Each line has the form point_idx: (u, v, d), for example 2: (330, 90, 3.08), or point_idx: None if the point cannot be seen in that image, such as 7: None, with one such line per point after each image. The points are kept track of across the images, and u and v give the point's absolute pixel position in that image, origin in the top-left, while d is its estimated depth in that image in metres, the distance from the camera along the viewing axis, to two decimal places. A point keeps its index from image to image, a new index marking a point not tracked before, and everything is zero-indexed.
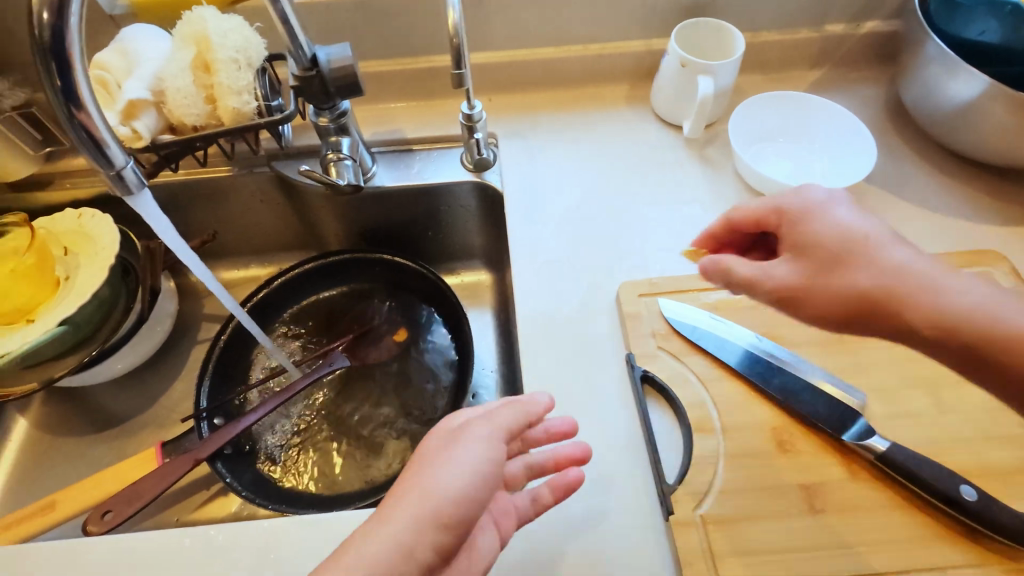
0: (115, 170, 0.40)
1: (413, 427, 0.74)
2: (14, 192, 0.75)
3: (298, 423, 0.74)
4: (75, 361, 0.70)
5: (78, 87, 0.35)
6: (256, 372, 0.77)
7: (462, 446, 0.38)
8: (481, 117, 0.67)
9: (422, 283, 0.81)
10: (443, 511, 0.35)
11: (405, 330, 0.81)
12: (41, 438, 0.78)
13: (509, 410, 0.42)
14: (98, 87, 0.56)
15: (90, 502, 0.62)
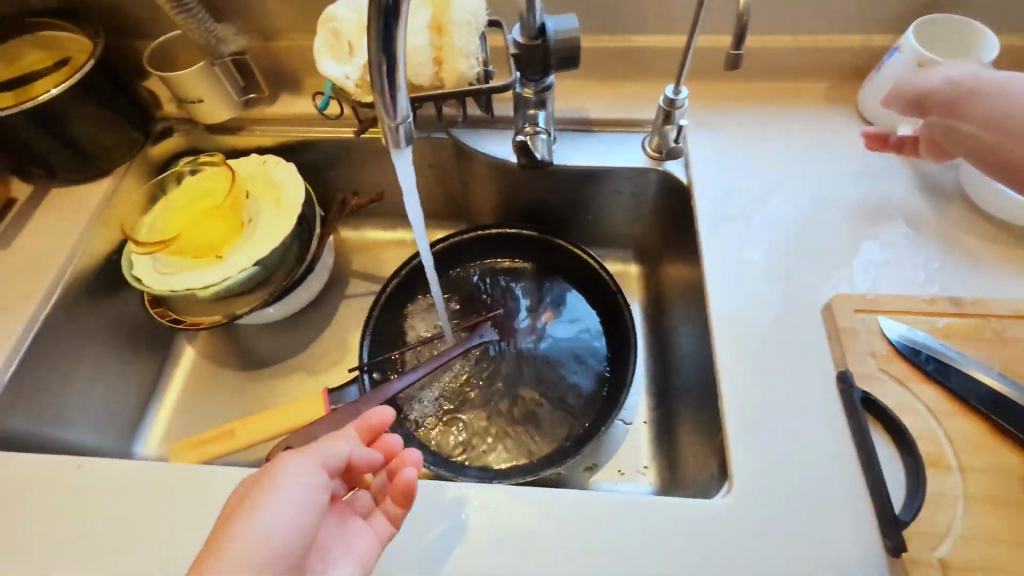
0: (394, 121, 0.40)
1: (561, 410, 0.73)
2: (210, 133, 0.79)
3: (447, 389, 0.75)
4: (254, 301, 0.73)
5: (396, 35, 0.36)
6: (409, 335, 0.78)
7: (286, 498, 0.39)
8: (684, 103, 0.64)
9: (577, 267, 0.80)
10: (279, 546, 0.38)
11: (555, 313, 0.80)
12: (201, 368, 0.82)
13: (338, 445, 0.45)
14: (333, 39, 0.57)
15: (265, 436, 0.67)
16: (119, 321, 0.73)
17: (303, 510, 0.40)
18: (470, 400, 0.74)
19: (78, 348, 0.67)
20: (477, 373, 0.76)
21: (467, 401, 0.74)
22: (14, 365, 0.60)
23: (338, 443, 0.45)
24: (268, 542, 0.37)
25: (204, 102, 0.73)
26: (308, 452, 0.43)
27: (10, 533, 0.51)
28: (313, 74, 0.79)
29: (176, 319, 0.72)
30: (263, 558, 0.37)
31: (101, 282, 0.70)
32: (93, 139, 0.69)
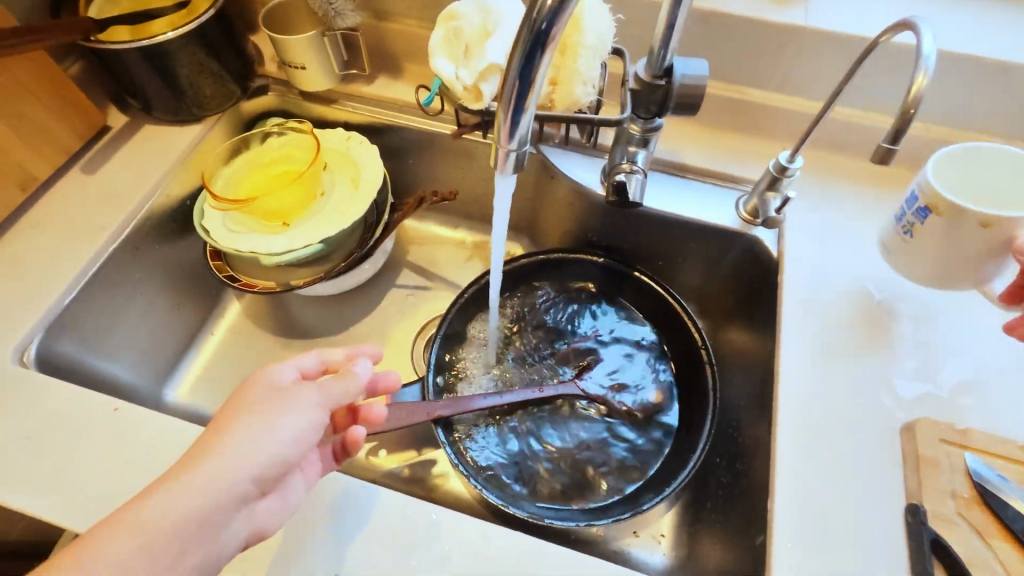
0: (511, 146, 0.38)
1: (622, 462, 0.67)
2: (304, 99, 0.79)
3: (511, 412, 0.70)
4: (308, 276, 0.73)
5: (537, 65, 0.35)
6: (477, 348, 0.75)
7: (280, 415, 0.44)
8: (795, 174, 0.60)
9: (654, 306, 0.75)
10: (248, 468, 0.41)
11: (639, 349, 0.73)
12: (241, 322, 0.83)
13: (282, 370, 0.48)
14: (452, 36, 0.56)
15: None
16: (176, 264, 0.73)
17: (236, 471, 0.41)
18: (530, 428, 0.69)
19: (137, 286, 0.68)
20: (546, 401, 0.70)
21: (525, 429, 0.69)
22: (74, 291, 0.62)
23: (311, 359, 0.51)
24: (209, 482, 0.40)
25: (306, 70, 0.73)
26: (268, 390, 0.45)
27: (33, 460, 0.50)
28: (417, 62, 0.78)
29: (231, 276, 0.72)
30: (162, 534, 0.37)
31: (171, 224, 0.71)
32: (194, 87, 0.70)
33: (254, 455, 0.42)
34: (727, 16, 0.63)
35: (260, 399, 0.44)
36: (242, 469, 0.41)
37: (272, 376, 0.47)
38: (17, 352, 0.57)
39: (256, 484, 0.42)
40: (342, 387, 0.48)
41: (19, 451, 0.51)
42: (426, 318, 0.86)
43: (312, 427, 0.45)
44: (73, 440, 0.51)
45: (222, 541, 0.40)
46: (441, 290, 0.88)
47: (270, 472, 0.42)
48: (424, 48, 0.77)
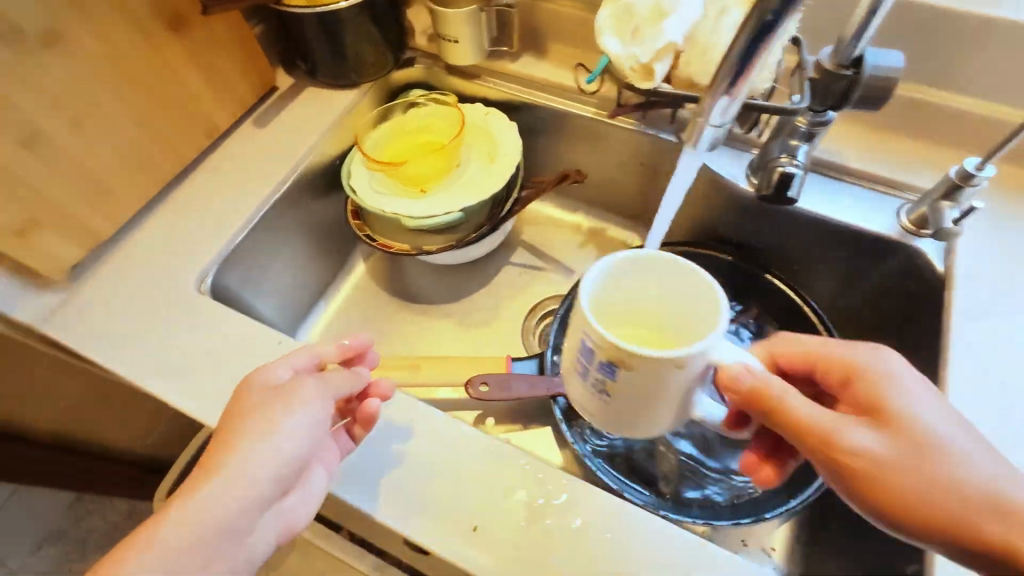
0: (707, 123, 0.41)
1: (736, 469, 0.66)
2: (449, 73, 0.81)
3: None
4: (439, 243, 0.76)
5: (769, 40, 0.35)
6: None
7: (283, 418, 0.44)
8: (981, 184, 0.55)
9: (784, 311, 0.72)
10: (262, 470, 0.42)
11: None
12: (365, 282, 0.87)
13: (275, 371, 0.48)
14: (624, 13, 0.55)
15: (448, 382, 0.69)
16: (320, 219, 0.79)
17: (249, 474, 0.41)
18: None
19: (288, 235, 0.74)
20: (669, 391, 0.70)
21: None
22: (244, 231, 0.67)
23: (305, 357, 0.51)
24: (220, 490, 0.40)
25: (458, 44, 0.75)
26: (264, 392, 0.46)
27: (209, 379, 0.55)
28: (563, 43, 0.79)
29: (369, 236, 0.76)
30: (184, 548, 0.38)
31: (322, 181, 0.76)
32: (357, 54, 0.74)
33: (261, 459, 0.42)
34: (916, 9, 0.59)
35: (262, 399, 0.45)
36: (254, 472, 0.41)
37: (268, 377, 0.48)
38: (197, 281, 0.62)
39: (273, 485, 0.42)
40: (341, 381, 0.49)
41: (198, 369, 0.56)
42: (535, 299, 0.87)
43: (319, 420, 0.45)
44: (241, 365, 0.56)
45: (248, 546, 0.41)
46: (553, 272, 0.89)
47: (284, 473, 0.43)
48: (572, 29, 0.77)
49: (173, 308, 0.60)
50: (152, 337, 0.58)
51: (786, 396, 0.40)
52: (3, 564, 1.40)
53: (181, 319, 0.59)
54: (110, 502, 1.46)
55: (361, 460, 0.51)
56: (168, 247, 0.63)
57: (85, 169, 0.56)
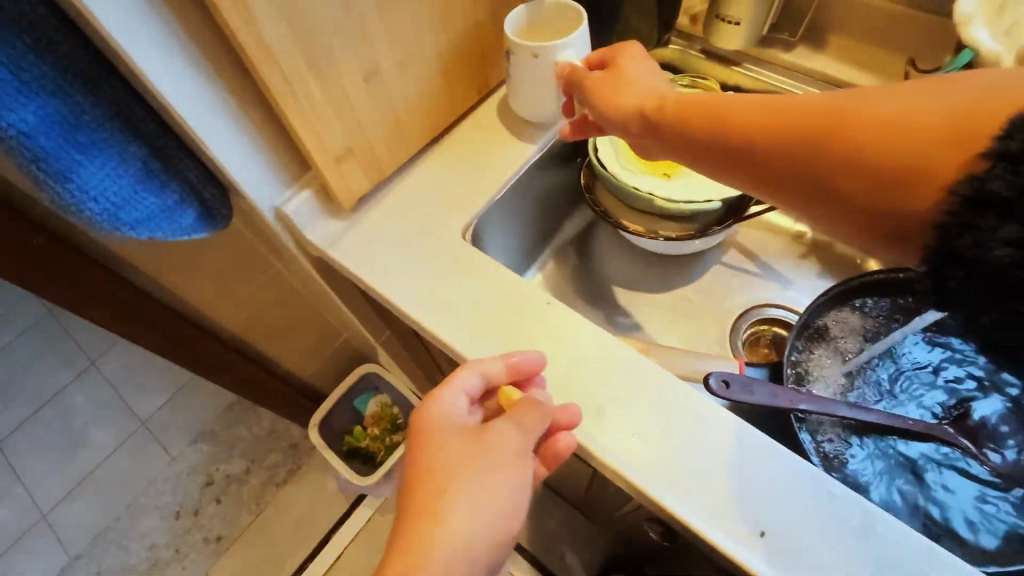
0: None
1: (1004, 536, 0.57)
2: (704, 57, 0.78)
3: (870, 434, 0.62)
4: (677, 229, 0.73)
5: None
6: (824, 352, 0.69)
7: (493, 469, 0.45)
8: None
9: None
10: (485, 532, 0.43)
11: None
12: (570, 256, 0.87)
13: (456, 402, 0.50)
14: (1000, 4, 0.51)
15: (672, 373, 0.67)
16: (551, 187, 0.79)
17: (475, 536, 0.43)
18: (886, 463, 0.62)
19: (527, 200, 0.75)
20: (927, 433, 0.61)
21: (879, 459, 0.62)
22: (503, 189, 0.67)
23: (474, 378, 0.51)
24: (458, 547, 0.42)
25: (738, 26, 0.71)
26: (461, 437, 0.48)
27: (478, 327, 0.57)
28: (849, 36, 0.72)
29: (604, 212, 0.74)
30: None
31: (567, 150, 0.76)
32: (630, 27, 0.72)
33: (486, 520, 0.44)
34: None
35: (465, 447, 0.46)
36: (479, 534, 0.43)
37: (450, 416, 0.50)
38: (463, 228, 0.64)
39: (496, 544, 0.44)
40: (534, 421, 0.47)
41: (465, 313, 0.58)
42: (746, 304, 0.83)
43: (524, 479, 0.46)
44: (507, 316, 0.58)
45: None
46: (768, 281, 0.84)
47: (501, 534, 0.44)
48: (867, 22, 0.70)
49: (443, 252, 0.62)
50: (423, 275, 0.61)
51: (591, 72, 0.59)
52: (166, 451, 1.57)
53: (451, 264, 0.61)
54: (256, 416, 1.60)
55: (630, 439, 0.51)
56: (438, 192, 0.66)
57: (397, 108, 0.59)
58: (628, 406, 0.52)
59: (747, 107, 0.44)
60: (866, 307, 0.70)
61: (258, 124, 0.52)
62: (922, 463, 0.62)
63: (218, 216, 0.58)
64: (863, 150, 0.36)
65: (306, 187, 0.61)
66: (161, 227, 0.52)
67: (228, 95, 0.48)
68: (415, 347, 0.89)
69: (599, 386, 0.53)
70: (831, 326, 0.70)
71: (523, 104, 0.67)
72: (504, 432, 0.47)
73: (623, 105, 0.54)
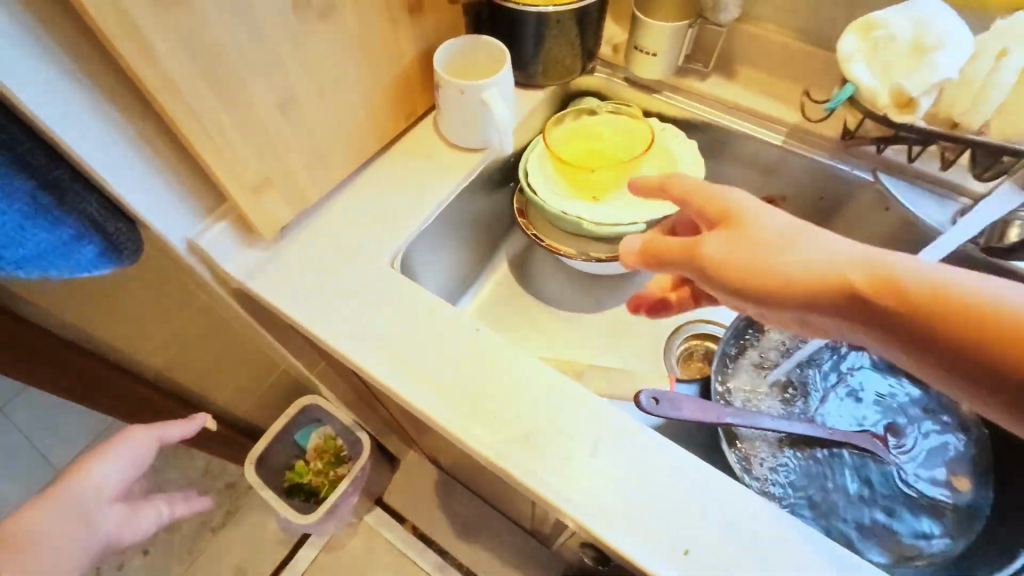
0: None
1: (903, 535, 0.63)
2: (628, 85, 0.81)
3: (790, 444, 0.66)
4: (610, 250, 0.75)
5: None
6: (747, 367, 0.72)
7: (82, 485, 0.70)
8: None
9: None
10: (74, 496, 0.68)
11: (930, 426, 0.68)
12: (510, 279, 0.88)
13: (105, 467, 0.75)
14: (875, 46, 0.54)
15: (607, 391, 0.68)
16: (485, 211, 0.79)
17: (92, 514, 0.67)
18: (805, 472, 0.65)
19: (460, 226, 0.75)
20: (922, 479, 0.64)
21: (800, 468, 0.65)
22: (434, 216, 0.67)
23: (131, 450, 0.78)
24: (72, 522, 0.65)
25: (655, 57, 0.75)
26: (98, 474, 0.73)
27: (406, 355, 0.56)
28: (756, 67, 0.77)
29: (538, 237, 0.76)
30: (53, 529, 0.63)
31: (500, 175, 0.77)
32: (554, 56, 0.75)
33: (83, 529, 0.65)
34: None
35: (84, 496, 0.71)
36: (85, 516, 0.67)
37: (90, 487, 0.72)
38: (391, 256, 0.63)
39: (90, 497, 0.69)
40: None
41: (393, 344, 0.57)
42: (679, 320, 0.85)
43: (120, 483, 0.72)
44: (437, 345, 0.57)
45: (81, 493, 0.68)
46: (701, 297, 0.86)
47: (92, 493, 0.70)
48: (770, 54, 0.75)
49: (370, 281, 0.61)
50: (350, 305, 0.59)
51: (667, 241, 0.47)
52: None
53: (378, 292, 0.60)
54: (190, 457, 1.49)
55: (557, 466, 0.50)
56: (365, 220, 0.65)
57: (317, 136, 0.58)
58: (557, 430, 0.52)
59: (811, 264, 0.39)
60: (786, 323, 0.74)
61: (165, 153, 0.50)
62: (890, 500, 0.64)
63: (125, 251, 0.54)
64: (929, 324, 0.35)
65: (222, 219, 0.59)
66: (53, 264, 0.48)
67: (127, 123, 0.46)
68: (354, 378, 0.87)
69: (527, 411, 0.53)
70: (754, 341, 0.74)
71: (450, 129, 0.67)
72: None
73: (665, 252, 0.46)
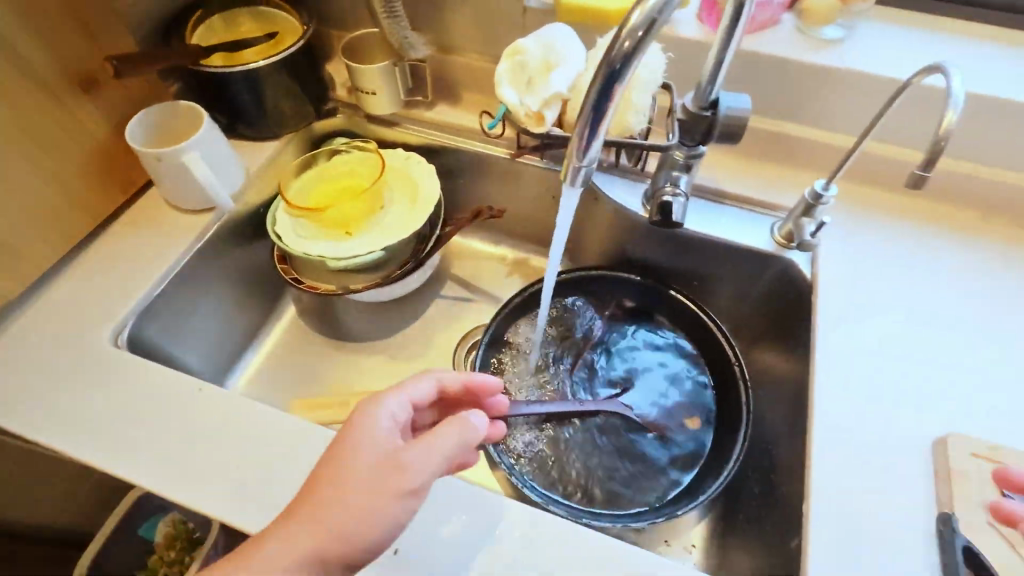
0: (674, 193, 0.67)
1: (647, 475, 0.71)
2: (368, 122, 0.86)
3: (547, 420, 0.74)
4: (367, 279, 0.79)
5: (612, 96, 0.40)
6: (512, 359, 0.79)
7: None
8: (830, 201, 0.65)
9: (692, 328, 0.79)
10: None
11: (667, 374, 0.78)
12: (298, 323, 0.89)
13: None
14: (518, 68, 0.62)
15: None
16: (243, 264, 0.80)
17: None
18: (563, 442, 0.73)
19: (212, 284, 0.76)
20: (637, 472, 0.71)
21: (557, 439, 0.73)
22: (162, 284, 0.67)
23: None
24: None
25: (375, 95, 0.80)
26: None
27: (121, 427, 0.56)
28: (474, 91, 0.85)
29: (297, 279, 0.78)
30: None
31: (248, 228, 0.78)
32: (277, 108, 0.78)
33: None
34: (767, 58, 0.68)
35: None
36: None
37: None
38: (113, 333, 0.62)
39: None
40: None
41: (106, 419, 0.56)
42: (468, 328, 0.90)
43: None
44: (157, 411, 0.57)
45: None
46: (485, 303, 0.92)
47: None
48: (480, 79, 0.84)
49: (85, 359, 0.60)
50: (60, 391, 0.58)
51: None
52: None
53: (92, 371, 0.59)
54: None
55: (273, 500, 0.52)
56: (80, 301, 0.64)
57: None
58: (276, 466, 0.54)
59: None
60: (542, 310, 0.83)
61: None
62: (633, 461, 0.72)
63: None
64: None
65: None
66: None
67: None
68: None
69: (247, 454, 0.54)
70: (517, 335, 0.82)
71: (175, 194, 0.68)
72: (435, 448, 0.45)
73: None
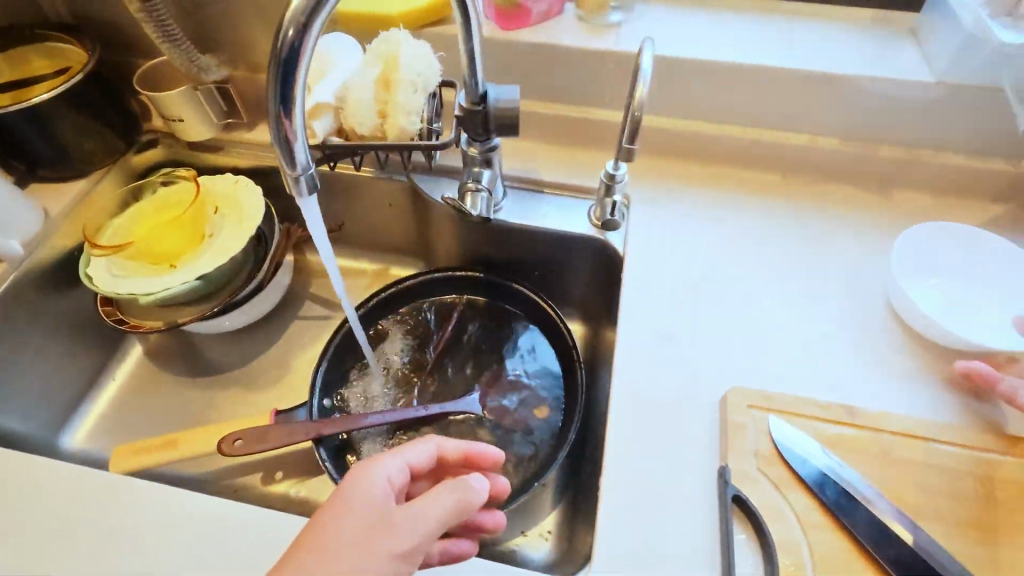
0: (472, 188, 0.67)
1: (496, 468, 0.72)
2: (190, 150, 0.84)
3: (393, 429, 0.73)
4: (196, 312, 0.77)
5: (296, 79, 0.39)
6: (359, 373, 0.78)
7: None
8: (623, 179, 0.67)
9: (537, 317, 0.80)
10: None
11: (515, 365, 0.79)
12: (143, 366, 0.84)
13: None
14: None
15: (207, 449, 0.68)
16: (63, 311, 0.77)
17: None
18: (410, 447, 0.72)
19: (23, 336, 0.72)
20: None
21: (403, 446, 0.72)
22: None
23: None
24: None
25: (184, 121, 0.77)
26: None
27: None
28: None
29: (120, 320, 0.75)
30: None
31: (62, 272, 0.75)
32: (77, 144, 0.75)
33: None
34: (553, 47, 0.70)
35: None
36: None
37: None
38: None
39: None
40: None
41: None
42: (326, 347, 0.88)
43: None
44: None
45: None
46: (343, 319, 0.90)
47: None
48: None
49: None
50: None
51: None
52: None
53: None
54: None
55: (57, 551, 0.53)
56: None
57: None
58: (64, 517, 0.54)
59: None
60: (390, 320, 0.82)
61: None
62: None
63: None
64: None
65: None
66: None
67: None
68: None
69: (33, 510, 0.55)
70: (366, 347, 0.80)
71: None
72: (427, 513, 0.41)
73: None
